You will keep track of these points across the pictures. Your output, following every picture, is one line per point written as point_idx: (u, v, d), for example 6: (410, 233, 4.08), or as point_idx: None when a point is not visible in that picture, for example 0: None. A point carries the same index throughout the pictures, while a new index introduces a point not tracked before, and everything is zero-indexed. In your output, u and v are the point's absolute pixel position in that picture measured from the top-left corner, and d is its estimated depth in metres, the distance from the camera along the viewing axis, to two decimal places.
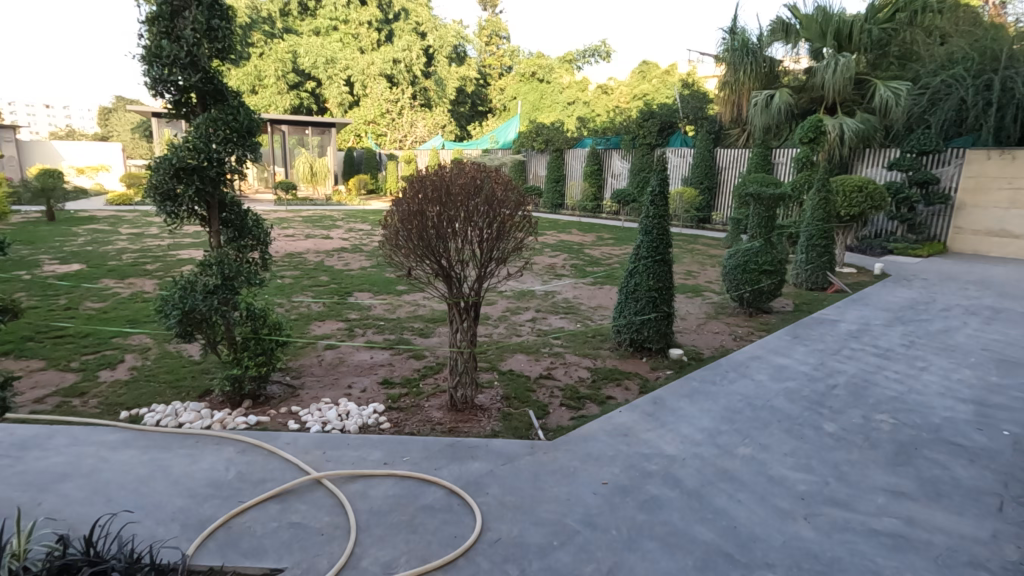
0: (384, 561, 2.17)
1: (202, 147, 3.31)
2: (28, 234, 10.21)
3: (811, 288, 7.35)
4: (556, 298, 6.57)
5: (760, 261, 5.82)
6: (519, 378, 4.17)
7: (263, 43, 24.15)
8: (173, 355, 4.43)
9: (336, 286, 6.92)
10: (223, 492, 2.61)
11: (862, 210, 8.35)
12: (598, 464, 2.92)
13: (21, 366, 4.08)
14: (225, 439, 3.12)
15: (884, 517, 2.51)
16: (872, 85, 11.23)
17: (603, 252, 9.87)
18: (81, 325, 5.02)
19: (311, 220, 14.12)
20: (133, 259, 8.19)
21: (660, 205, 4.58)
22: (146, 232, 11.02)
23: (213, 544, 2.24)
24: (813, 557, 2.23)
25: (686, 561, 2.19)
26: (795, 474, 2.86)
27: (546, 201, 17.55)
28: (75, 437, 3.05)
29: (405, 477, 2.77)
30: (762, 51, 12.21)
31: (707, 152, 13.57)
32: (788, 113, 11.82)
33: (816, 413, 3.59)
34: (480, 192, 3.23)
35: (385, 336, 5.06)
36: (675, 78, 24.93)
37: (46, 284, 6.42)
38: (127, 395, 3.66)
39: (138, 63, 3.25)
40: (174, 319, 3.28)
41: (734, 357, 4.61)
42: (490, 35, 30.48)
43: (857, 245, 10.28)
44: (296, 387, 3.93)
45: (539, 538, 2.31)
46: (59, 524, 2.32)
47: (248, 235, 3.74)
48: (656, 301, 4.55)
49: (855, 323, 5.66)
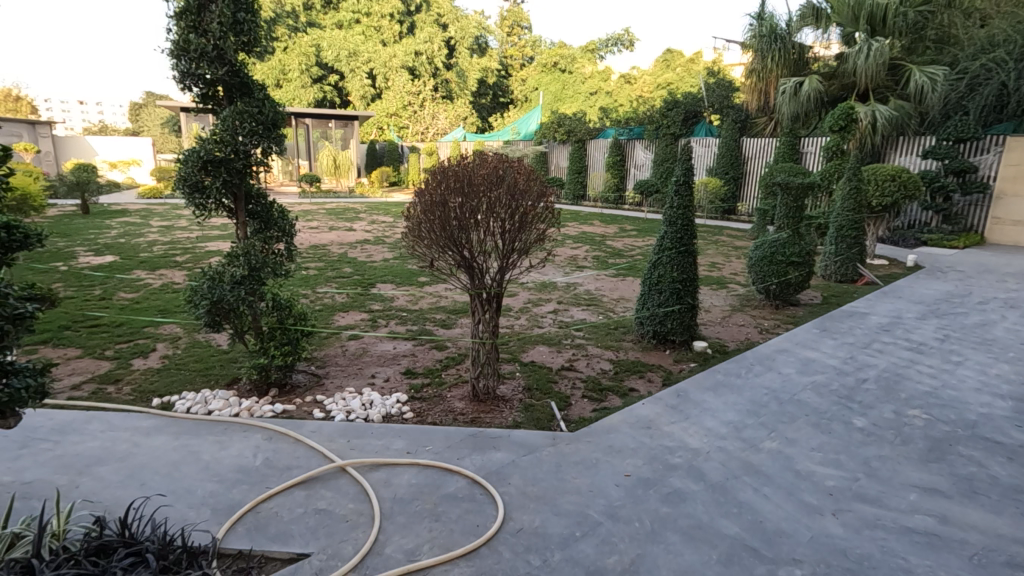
0: (408, 548, 2.19)
1: (229, 140, 3.36)
2: (64, 227, 10.52)
3: (840, 280, 7.16)
4: (578, 290, 6.53)
5: (788, 252, 5.73)
6: (541, 369, 4.16)
7: (287, 37, 24.47)
8: (203, 344, 4.53)
9: (360, 277, 6.98)
10: (251, 477, 2.67)
11: (894, 199, 8.10)
12: (621, 456, 2.90)
13: (59, 354, 4.21)
14: (252, 427, 3.18)
15: (917, 515, 2.44)
16: (906, 71, 10.88)
17: (625, 243, 9.78)
18: (115, 315, 5.17)
19: (335, 212, 14.29)
20: (163, 251, 8.40)
21: (686, 195, 4.50)
22: (176, 224, 11.29)
23: (242, 529, 2.29)
24: (842, 553, 2.18)
25: (710, 555, 2.16)
26: (823, 469, 2.80)
27: (567, 193, 17.41)
28: (110, 423, 3.14)
29: (427, 467, 2.79)
30: (791, 37, 11.91)
31: (732, 142, 13.30)
32: (818, 101, 11.51)
33: (845, 407, 3.51)
34: (502, 183, 3.21)
35: (407, 326, 5.10)
36: (699, 66, 24.54)
37: (82, 275, 6.61)
38: (158, 383, 3.76)
39: (166, 57, 3.31)
40: (202, 309, 3.35)
41: (760, 350, 4.53)
42: (512, 26, 30.79)
43: (889, 236, 10.03)
44: (321, 376, 3.99)
45: (561, 530, 2.31)
46: (96, 506, 2.40)
47: (273, 227, 3.78)
48: (680, 293, 4.48)
49: (886, 316, 5.50)
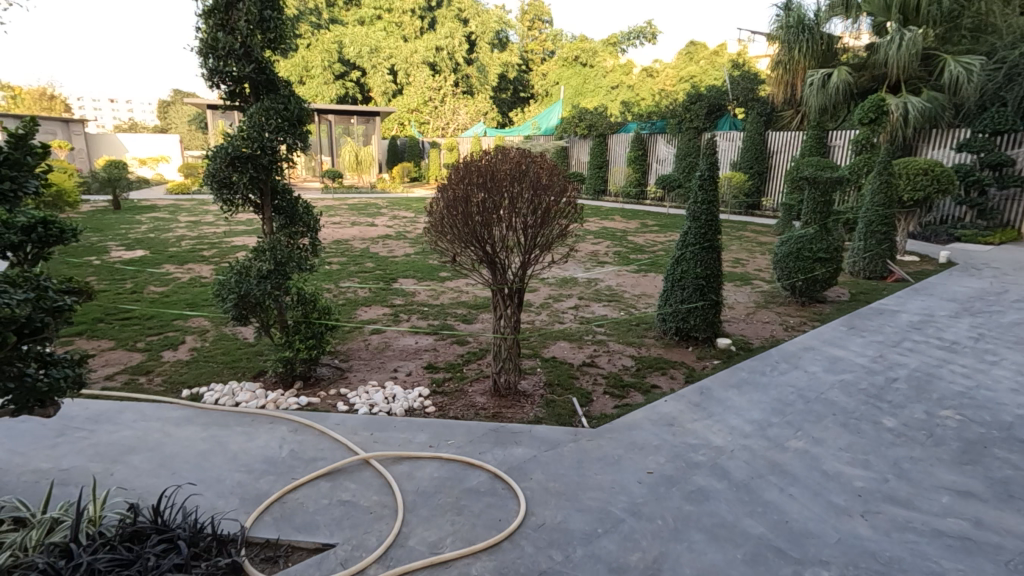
0: (430, 540, 2.21)
1: (255, 136, 3.42)
2: (96, 222, 10.83)
3: (869, 277, 6.99)
4: (599, 286, 6.50)
5: (814, 248, 5.60)
6: (562, 365, 4.16)
7: (310, 34, 24.75)
8: (230, 337, 4.63)
9: (382, 272, 7.06)
10: (278, 468, 2.72)
11: (927, 193, 7.85)
12: (643, 453, 2.88)
13: (93, 346, 4.34)
14: (277, 418, 3.24)
15: (950, 518, 2.38)
16: (941, 61, 10.51)
17: (647, 239, 9.69)
18: (146, 307, 5.31)
19: (357, 207, 14.45)
20: (191, 245, 8.59)
21: (710, 190, 4.44)
22: (203, 219, 11.54)
23: (269, 518, 2.34)
24: (871, 556, 2.14)
25: (735, 554, 2.14)
26: (852, 470, 2.75)
27: (588, 187, 17.28)
28: (142, 413, 3.23)
29: (450, 461, 2.81)
30: (819, 28, 11.59)
31: (758, 136, 13.07)
32: (846, 93, 11.20)
33: (874, 407, 3.43)
34: (524, 178, 3.20)
35: (428, 321, 5.14)
36: (723, 59, 24.10)
37: (114, 270, 6.79)
38: (187, 375, 3.85)
39: (195, 55, 3.37)
40: (230, 303, 3.41)
41: (785, 348, 4.45)
42: (533, 20, 30.35)
43: (920, 232, 9.80)
44: (345, 369, 4.04)
45: (583, 525, 2.31)
46: (130, 493, 2.47)
47: (298, 222, 3.83)
48: (704, 289, 4.42)
49: (917, 314, 5.36)
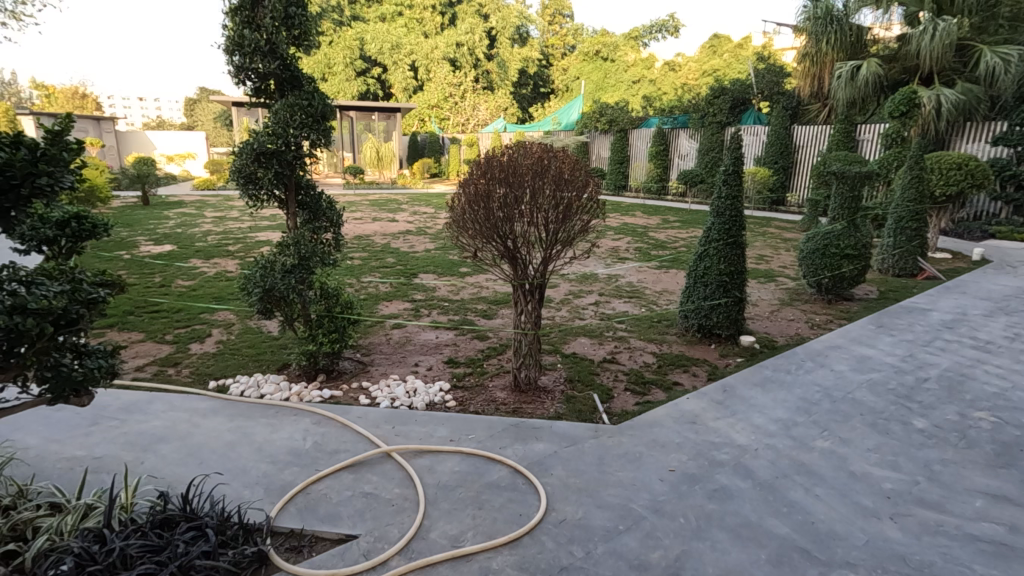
0: (451, 534, 2.23)
1: (281, 132, 3.46)
2: (126, 217, 11.10)
3: (898, 274, 6.81)
4: (619, 282, 6.45)
5: (842, 244, 5.47)
6: (583, 361, 4.14)
7: (332, 31, 24.99)
8: (255, 330, 4.72)
9: (403, 267, 7.10)
10: (301, 460, 2.76)
11: (961, 188, 7.62)
12: (665, 451, 2.86)
13: (124, 338, 4.47)
14: (301, 411, 3.29)
15: (984, 522, 2.31)
16: (977, 51, 10.11)
17: (668, 235, 9.60)
18: (174, 301, 5.43)
19: (377, 203, 14.55)
20: (217, 240, 8.77)
21: (734, 185, 4.37)
22: (229, 215, 11.75)
23: (293, 508, 2.37)
24: (901, 559, 2.09)
25: (759, 554, 2.11)
26: (880, 471, 2.69)
27: (609, 183, 17.15)
28: (170, 404, 3.31)
29: (470, 455, 2.82)
30: (848, 19, 11.29)
31: (783, 130, 12.85)
32: (876, 85, 10.90)
33: (903, 408, 3.34)
34: (547, 173, 3.19)
35: (449, 316, 5.16)
36: (748, 51, 23.65)
37: (144, 264, 6.96)
38: (214, 367, 3.94)
39: (222, 53, 3.43)
40: (255, 297, 3.46)
41: (811, 346, 4.37)
42: (553, 14, 30.09)
43: (952, 228, 9.49)
44: (366, 363, 4.08)
45: (604, 522, 2.30)
46: (160, 481, 2.53)
47: (322, 218, 3.88)
48: (727, 286, 4.36)
49: (949, 313, 5.20)
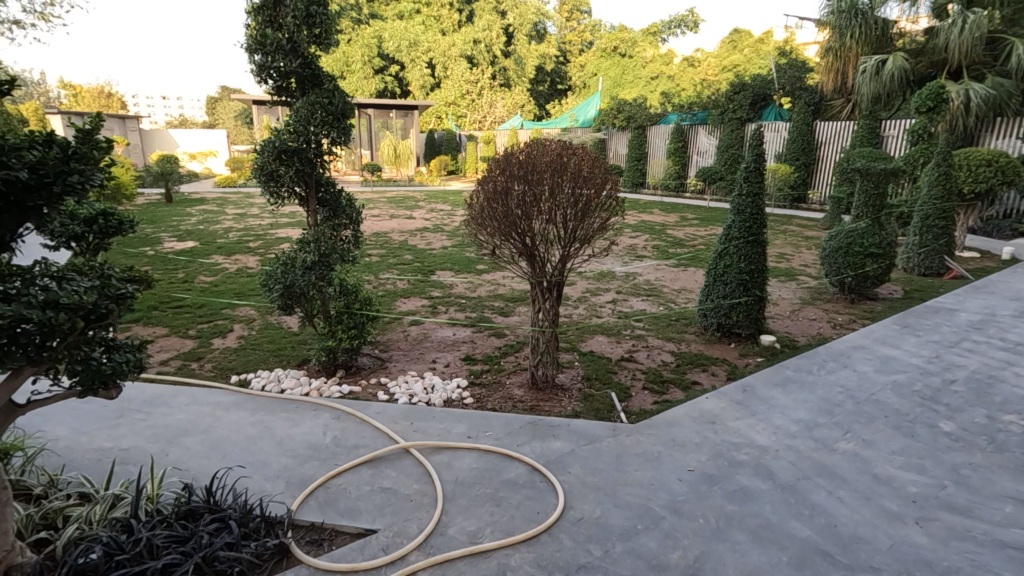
0: (470, 530, 2.24)
1: (302, 130, 3.50)
2: (150, 214, 11.32)
3: (924, 274, 6.66)
4: (637, 280, 6.41)
5: (866, 242, 5.36)
6: (600, 359, 4.12)
7: (350, 30, 25.12)
8: (275, 326, 4.78)
9: (420, 264, 7.14)
10: (321, 454, 2.79)
11: (990, 186, 7.43)
12: (683, 451, 2.83)
13: (150, 332, 4.56)
14: (321, 406, 3.33)
15: (1014, 528, 2.26)
16: (1008, 44, 9.85)
17: (687, 232, 9.50)
18: (197, 296, 5.52)
19: (395, 201, 14.62)
20: (237, 237, 8.87)
21: (755, 182, 4.30)
22: (249, 212, 11.88)
23: (313, 502, 2.40)
24: (927, 565, 2.05)
25: (781, 557, 2.08)
26: (905, 474, 2.64)
27: (626, 180, 17.06)
28: (194, 397, 3.38)
29: (488, 452, 2.83)
30: (874, 12, 11.01)
31: (805, 126, 12.62)
32: (902, 80, 10.69)
33: (929, 410, 3.27)
34: (565, 170, 3.18)
35: (466, 313, 5.17)
36: (769, 46, 23.26)
37: (167, 260, 7.08)
38: (235, 361, 4.00)
39: (244, 51, 3.46)
40: (276, 293, 3.50)
41: (833, 346, 4.30)
42: (571, 10, 29.88)
43: (981, 226, 9.31)
44: (385, 359, 4.11)
45: (622, 521, 2.29)
46: (184, 473, 2.58)
47: (341, 215, 3.90)
48: (747, 285, 4.31)
49: (977, 313, 5.08)
